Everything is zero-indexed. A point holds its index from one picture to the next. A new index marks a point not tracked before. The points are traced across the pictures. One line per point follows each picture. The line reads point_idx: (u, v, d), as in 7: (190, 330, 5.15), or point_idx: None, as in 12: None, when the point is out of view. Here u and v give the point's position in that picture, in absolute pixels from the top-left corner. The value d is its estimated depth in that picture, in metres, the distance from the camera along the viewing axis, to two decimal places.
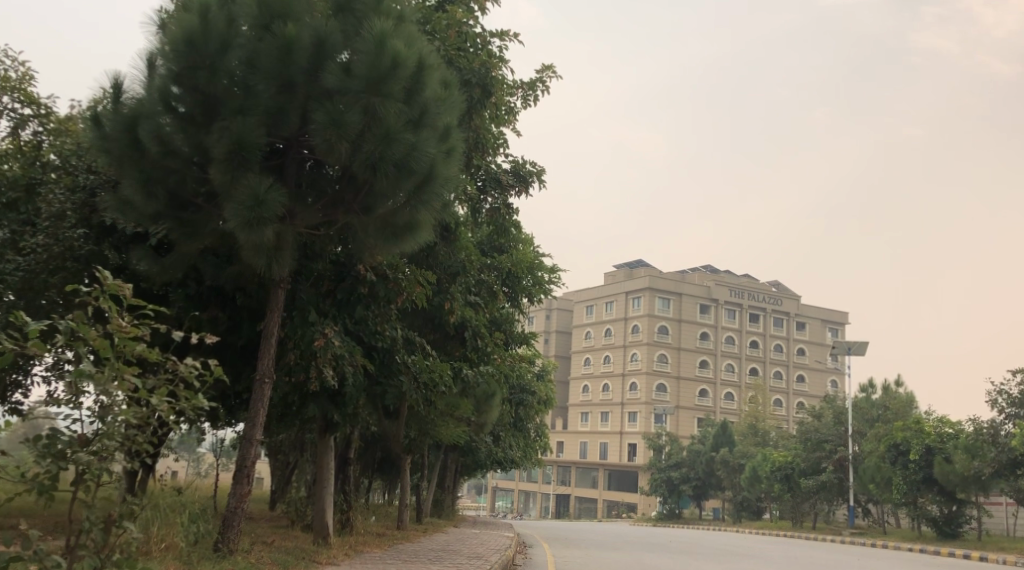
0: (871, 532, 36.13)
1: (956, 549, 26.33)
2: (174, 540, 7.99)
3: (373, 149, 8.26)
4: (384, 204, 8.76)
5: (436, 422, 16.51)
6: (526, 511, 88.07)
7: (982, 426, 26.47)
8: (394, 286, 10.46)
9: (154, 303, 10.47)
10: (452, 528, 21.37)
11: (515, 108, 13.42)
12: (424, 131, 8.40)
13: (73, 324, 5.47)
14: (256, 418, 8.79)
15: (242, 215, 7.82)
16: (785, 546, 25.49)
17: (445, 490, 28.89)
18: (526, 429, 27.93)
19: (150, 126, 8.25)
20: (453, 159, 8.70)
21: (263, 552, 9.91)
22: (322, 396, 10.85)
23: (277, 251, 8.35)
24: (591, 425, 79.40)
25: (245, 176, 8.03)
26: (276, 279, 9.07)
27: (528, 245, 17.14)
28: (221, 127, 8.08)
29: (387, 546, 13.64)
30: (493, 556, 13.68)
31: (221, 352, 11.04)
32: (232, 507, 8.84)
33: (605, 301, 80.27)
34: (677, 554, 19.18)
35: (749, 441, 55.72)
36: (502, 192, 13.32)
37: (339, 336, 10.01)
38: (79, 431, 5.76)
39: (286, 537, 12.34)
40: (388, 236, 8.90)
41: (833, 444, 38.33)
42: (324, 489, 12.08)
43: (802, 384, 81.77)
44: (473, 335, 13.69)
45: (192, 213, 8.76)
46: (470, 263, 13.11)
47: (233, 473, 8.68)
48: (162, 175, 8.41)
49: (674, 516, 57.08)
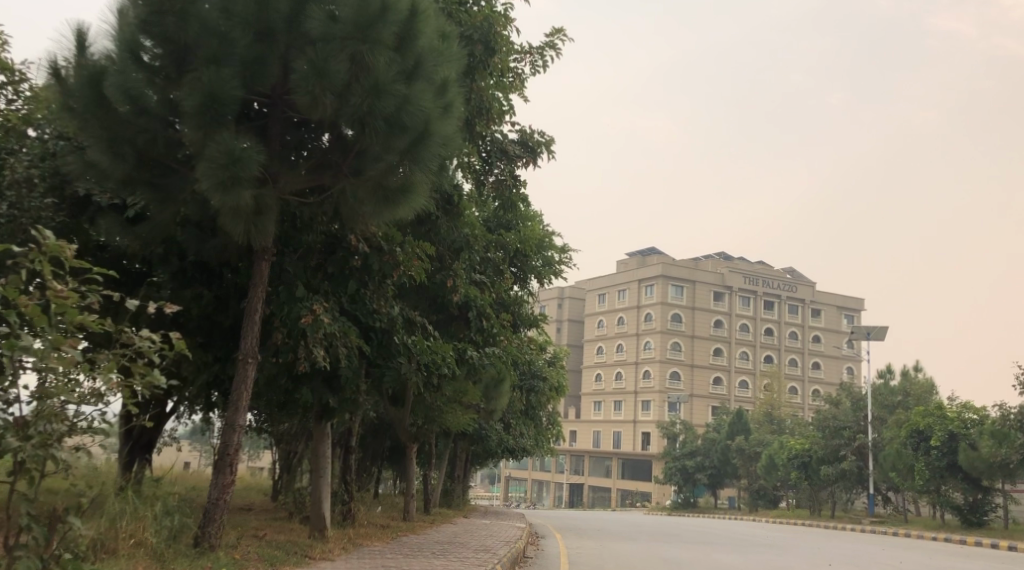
0: (892, 520, 35.17)
1: (983, 539, 25.33)
2: (145, 536, 7.07)
3: (362, 102, 7.48)
4: (375, 166, 7.97)
5: (443, 409, 15.75)
6: (540, 501, 87.51)
7: (1010, 412, 25.17)
8: (389, 259, 9.65)
9: (109, 267, 9.65)
10: (462, 519, 20.59)
11: (522, 74, 12.61)
12: (418, 84, 7.63)
13: (4, 289, 4.75)
14: (238, 401, 8.04)
15: (215, 175, 7.05)
16: (806, 535, 24.55)
17: (454, 480, 28.21)
18: (537, 418, 27.12)
19: (118, 80, 7.49)
20: (451, 116, 7.95)
21: (251, 547, 9.14)
22: (316, 378, 10.08)
23: (257, 216, 7.55)
24: (605, 414, 78.62)
25: (218, 132, 7.26)
26: (260, 249, 8.30)
27: (536, 222, 16.35)
28: (192, 77, 7.27)
29: (390, 539, 12.85)
30: (502, 549, 12.90)
31: (209, 334, 10.29)
32: (213, 499, 8.06)
33: (618, 288, 79.26)
34: (695, 545, 18.31)
35: (765, 428, 54.72)
36: (508, 163, 12.51)
37: (331, 314, 9.25)
38: (17, 414, 5.04)
39: (280, 530, 11.61)
40: (380, 201, 8.07)
41: (852, 431, 37.18)
42: (320, 478, 11.36)
43: (818, 371, 80.64)
44: (477, 316, 12.85)
45: (165, 177, 8.00)
46: (474, 238, 12.29)
47: (214, 461, 7.94)
48: (130, 135, 7.67)
49: (689, 505, 56.30)
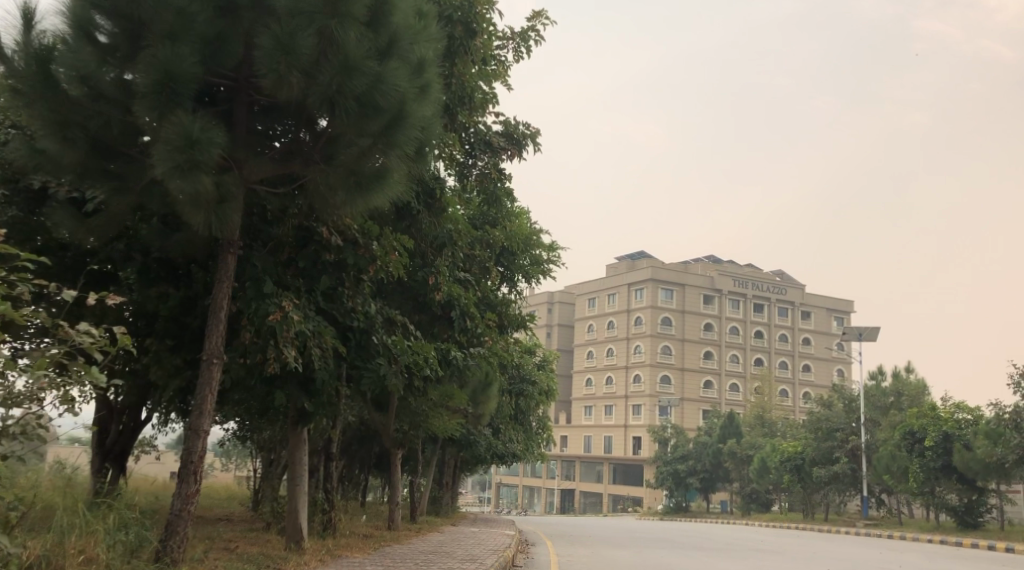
0: (886, 523, 34.74)
1: (979, 540, 24.86)
2: (96, 551, 6.43)
3: (331, 80, 6.94)
4: (347, 150, 7.45)
5: (428, 414, 15.23)
6: (532, 506, 86.97)
7: (1004, 411, 24.73)
8: (364, 253, 9.12)
9: (41, 255, 9.02)
10: (450, 527, 20.06)
11: (504, 62, 12.19)
12: (391, 62, 7.13)
13: None
14: (202, 405, 7.51)
15: (171, 160, 6.53)
16: (800, 539, 24.02)
17: (442, 487, 27.65)
18: (526, 422, 26.60)
19: (69, 61, 6.96)
20: (428, 98, 7.46)
21: (219, 561, 8.54)
22: (291, 381, 9.49)
23: (220, 204, 7.01)
24: (596, 419, 78.12)
25: (174, 112, 6.71)
26: (225, 242, 7.77)
27: (523, 218, 15.88)
28: (146, 54, 6.72)
29: (371, 550, 12.24)
30: (489, 558, 12.35)
31: (179, 336, 9.66)
32: (176, 510, 7.47)
33: (608, 293, 78.88)
34: (690, 551, 17.78)
35: (757, 431, 54.30)
36: (492, 156, 12.12)
37: (304, 312, 8.70)
38: None
39: (254, 542, 11.04)
40: (353, 188, 7.51)
41: (845, 432, 36.74)
42: (295, 488, 10.74)
43: (808, 373, 80.40)
44: (461, 316, 12.26)
45: (121, 165, 7.46)
46: (459, 233, 11.77)
47: (176, 468, 7.38)
48: (82, 118, 7.14)
49: (682, 509, 55.84)
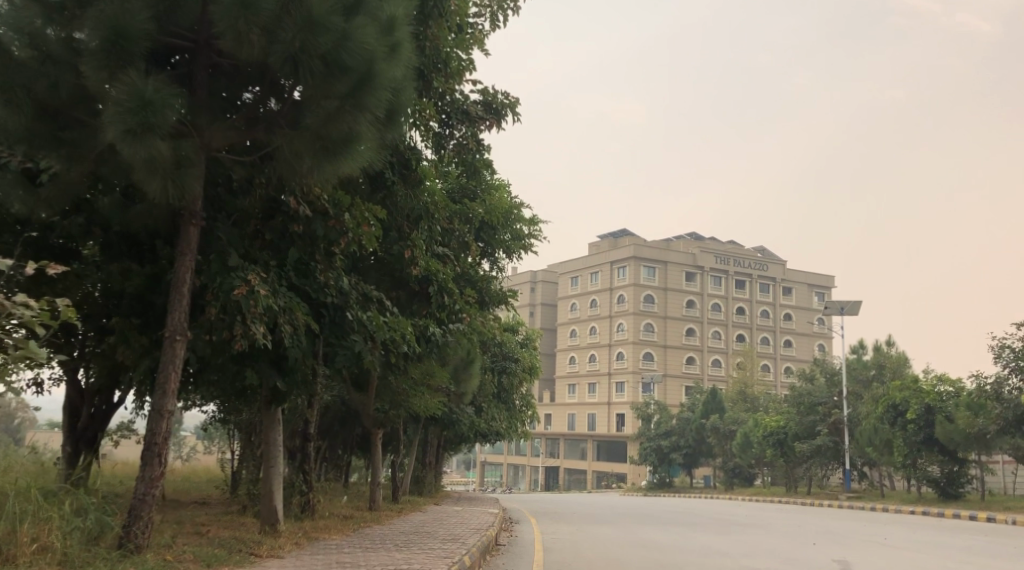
0: (868, 495, 34.86)
1: (961, 511, 24.86)
2: (50, 539, 6.15)
3: (294, 38, 6.57)
4: (314, 113, 7.05)
5: (407, 393, 14.93)
6: (516, 485, 87.15)
7: (986, 383, 24.62)
8: (335, 225, 8.75)
9: None
10: (432, 507, 19.81)
11: (480, 29, 11.77)
12: (358, 19, 6.75)
13: None
14: (165, 385, 7.15)
15: (123, 122, 6.14)
16: (783, 513, 23.91)
17: (425, 466, 27.40)
18: (509, 401, 26.29)
19: (11, 18, 6.54)
20: (399, 57, 7.06)
21: (188, 546, 8.25)
22: (262, 359, 9.13)
23: (178, 169, 6.61)
24: (579, 396, 78.17)
25: (125, 72, 6.31)
26: (187, 212, 7.39)
27: (503, 192, 15.48)
28: (93, 10, 6.30)
29: (350, 531, 11.95)
30: (472, 537, 12.06)
31: (145, 314, 9.27)
32: (140, 495, 7.13)
33: (590, 271, 78.66)
34: (675, 526, 17.60)
35: (739, 407, 54.38)
36: (470, 126, 11.74)
37: (273, 286, 8.32)
38: None
39: (229, 525, 10.71)
40: (321, 153, 7.09)
41: (827, 406, 36.79)
42: (269, 470, 10.39)
43: (790, 348, 80.93)
44: (439, 291, 11.90)
45: (73, 131, 7.04)
46: (436, 207, 11.40)
47: (138, 451, 7.03)
48: (27, 80, 6.70)
49: (665, 485, 55.96)
